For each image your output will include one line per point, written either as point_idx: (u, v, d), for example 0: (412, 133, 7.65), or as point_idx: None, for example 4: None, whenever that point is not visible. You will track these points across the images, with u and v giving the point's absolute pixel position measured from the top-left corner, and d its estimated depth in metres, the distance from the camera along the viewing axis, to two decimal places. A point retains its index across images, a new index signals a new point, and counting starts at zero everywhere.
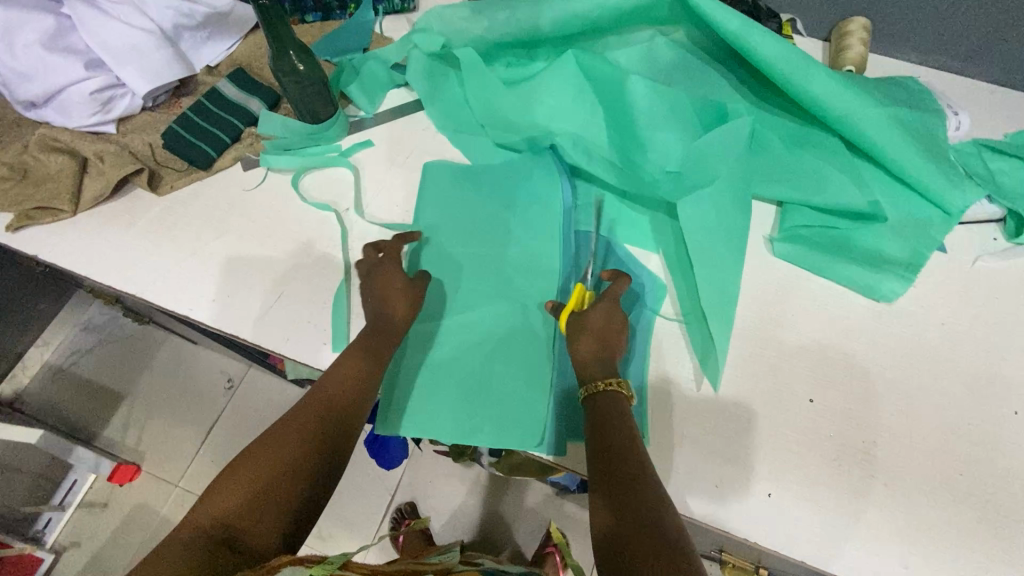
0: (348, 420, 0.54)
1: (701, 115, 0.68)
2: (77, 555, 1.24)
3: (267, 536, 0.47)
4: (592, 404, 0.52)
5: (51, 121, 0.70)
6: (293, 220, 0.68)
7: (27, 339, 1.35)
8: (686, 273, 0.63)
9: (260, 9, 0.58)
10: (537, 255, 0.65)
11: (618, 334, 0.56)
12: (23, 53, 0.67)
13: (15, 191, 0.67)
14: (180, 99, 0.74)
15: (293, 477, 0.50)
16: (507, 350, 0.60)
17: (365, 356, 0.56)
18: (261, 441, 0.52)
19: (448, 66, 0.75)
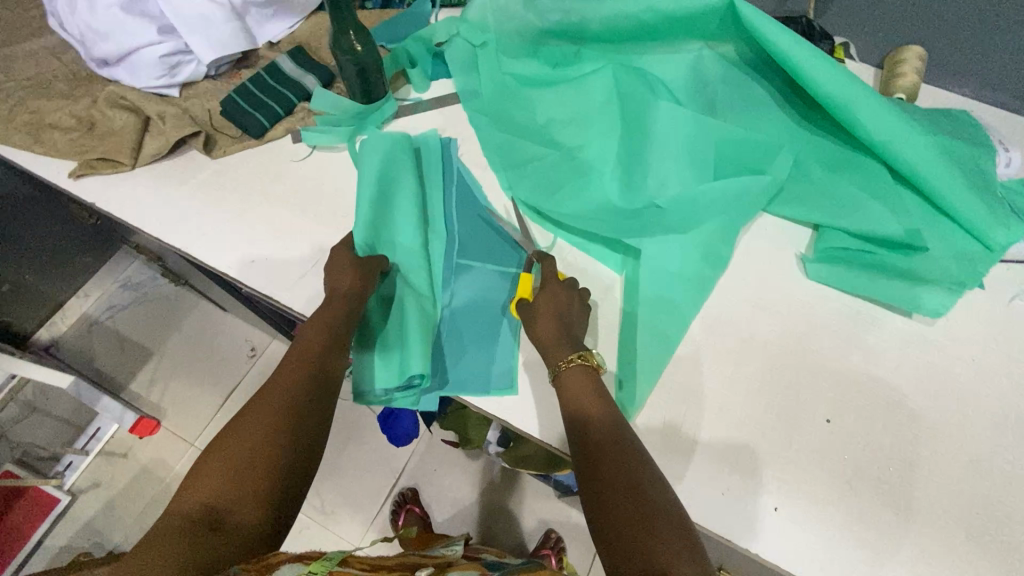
0: (320, 395, 0.55)
1: (721, 131, 0.66)
2: (92, 501, 1.29)
3: (256, 517, 0.47)
4: (562, 385, 0.54)
5: (121, 80, 0.74)
6: (332, 192, 0.70)
7: (70, 288, 1.42)
8: (664, 295, 0.60)
9: None
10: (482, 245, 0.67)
11: (571, 312, 0.58)
12: (103, 14, 0.71)
13: (81, 141, 0.71)
14: (241, 70, 0.77)
15: (275, 458, 0.50)
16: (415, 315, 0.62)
17: (325, 333, 0.58)
18: (240, 421, 0.52)
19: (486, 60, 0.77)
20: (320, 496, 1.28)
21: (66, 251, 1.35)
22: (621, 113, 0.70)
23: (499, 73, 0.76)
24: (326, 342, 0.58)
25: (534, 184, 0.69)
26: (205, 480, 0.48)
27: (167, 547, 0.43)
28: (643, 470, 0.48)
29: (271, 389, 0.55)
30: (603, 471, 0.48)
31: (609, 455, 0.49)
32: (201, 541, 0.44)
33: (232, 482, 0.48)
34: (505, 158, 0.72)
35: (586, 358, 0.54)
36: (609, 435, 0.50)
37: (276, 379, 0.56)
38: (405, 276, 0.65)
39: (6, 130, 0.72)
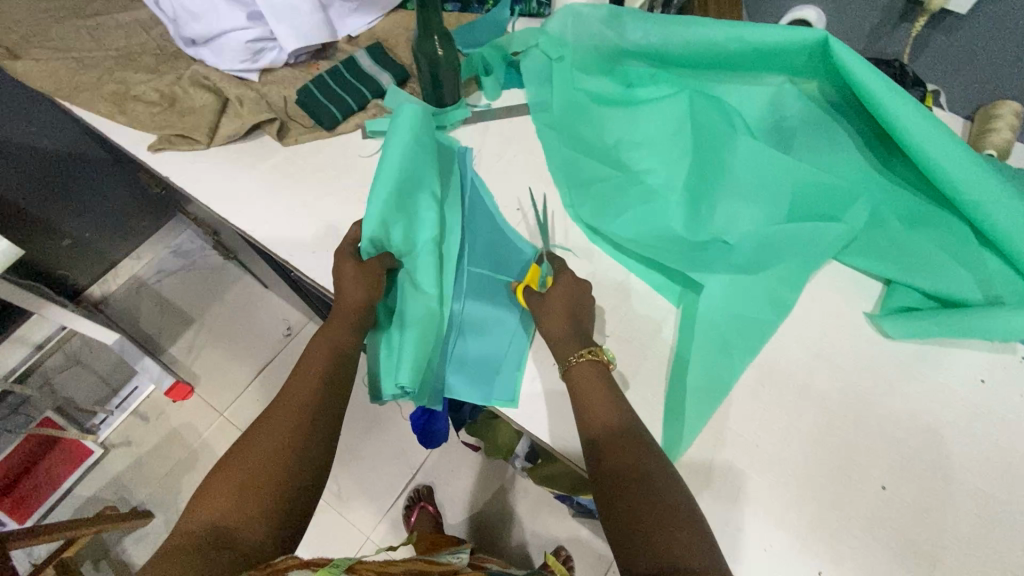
0: (327, 412, 0.56)
1: (795, 173, 0.64)
2: (122, 456, 1.33)
3: (262, 533, 0.48)
4: (572, 376, 0.55)
5: (206, 61, 0.76)
6: None
7: (124, 250, 1.46)
8: (721, 335, 0.58)
9: None
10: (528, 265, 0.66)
11: (577, 310, 0.59)
12: None
13: (162, 116, 0.73)
14: (318, 61, 0.79)
15: (281, 475, 0.51)
16: (420, 318, 0.61)
17: (331, 350, 0.59)
18: (247, 443, 0.53)
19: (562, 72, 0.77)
20: (337, 482, 1.29)
21: (126, 214, 1.40)
22: (695, 141, 0.69)
23: (574, 87, 0.75)
24: (334, 361, 0.59)
25: (596, 205, 0.68)
26: (214, 501, 0.49)
27: (174, 563, 0.44)
28: (663, 473, 0.48)
29: (278, 407, 0.56)
30: (624, 473, 0.48)
31: (628, 457, 0.49)
32: (208, 557, 0.45)
33: (238, 502, 0.49)
34: (570, 175, 0.71)
35: (596, 355, 0.55)
36: (625, 439, 0.50)
37: (284, 397, 0.57)
38: (411, 278, 0.64)
39: (93, 98, 0.75)
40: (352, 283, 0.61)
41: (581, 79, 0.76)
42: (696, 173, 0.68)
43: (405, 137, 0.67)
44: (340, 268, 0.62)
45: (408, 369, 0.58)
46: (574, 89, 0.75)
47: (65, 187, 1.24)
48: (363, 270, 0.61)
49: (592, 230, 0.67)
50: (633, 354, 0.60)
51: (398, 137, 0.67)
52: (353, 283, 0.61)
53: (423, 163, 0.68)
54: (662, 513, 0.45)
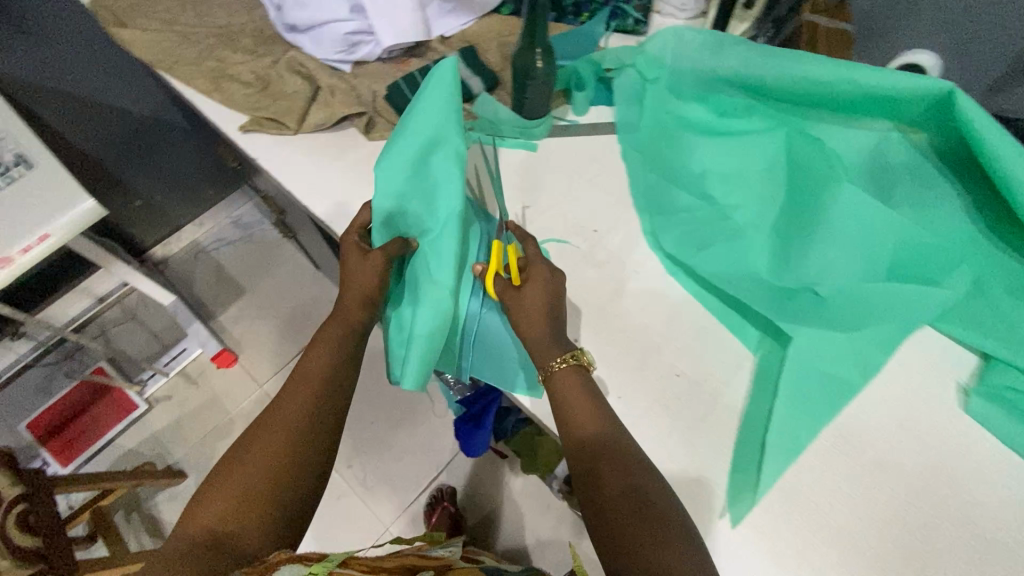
0: (325, 414, 0.57)
1: (894, 226, 0.60)
2: (163, 414, 1.36)
3: (258, 535, 0.51)
4: (552, 384, 0.55)
5: (303, 48, 0.77)
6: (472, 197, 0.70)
7: (189, 215, 1.51)
8: (803, 389, 0.55)
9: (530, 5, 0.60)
10: (602, 290, 0.64)
11: (553, 309, 0.57)
12: None
13: (255, 98, 0.74)
14: (410, 58, 0.79)
15: (275, 478, 0.53)
16: (431, 302, 0.61)
17: (332, 351, 0.60)
18: (247, 440, 0.55)
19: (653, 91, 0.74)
20: (364, 469, 1.30)
21: (196, 182, 1.44)
22: (788, 181, 0.66)
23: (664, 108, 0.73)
24: (334, 356, 0.60)
25: (677, 234, 0.66)
26: (211, 500, 0.52)
27: (177, 562, 0.48)
28: (653, 482, 0.50)
29: (272, 407, 0.57)
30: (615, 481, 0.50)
31: (619, 464, 0.51)
32: (211, 560, 0.49)
33: (235, 505, 0.52)
34: (653, 200, 0.69)
35: (578, 359, 0.56)
36: (608, 450, 0.52)
37: (282, 398, 0.58)
38: (423, 269, 0.63)
39: (192, 73, 0.76)
40: (355, 274, 0.63)
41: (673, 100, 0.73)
42: (785, 216, 0.65)
43: (419, 119, 0.65)
44: (346, 259, 0.64)
45: (424, 370, 0.61)
46: (664, 110, 0.73)
47: (147, 150, 1.29)
48: (364, 259, 0.62)
49: (674, 261, 0.65)
50: (704, 399, 0.57)
51: (413, 118, 0.65)
52: (357, 271, 0.63)
53: (442, 144, 0.64)
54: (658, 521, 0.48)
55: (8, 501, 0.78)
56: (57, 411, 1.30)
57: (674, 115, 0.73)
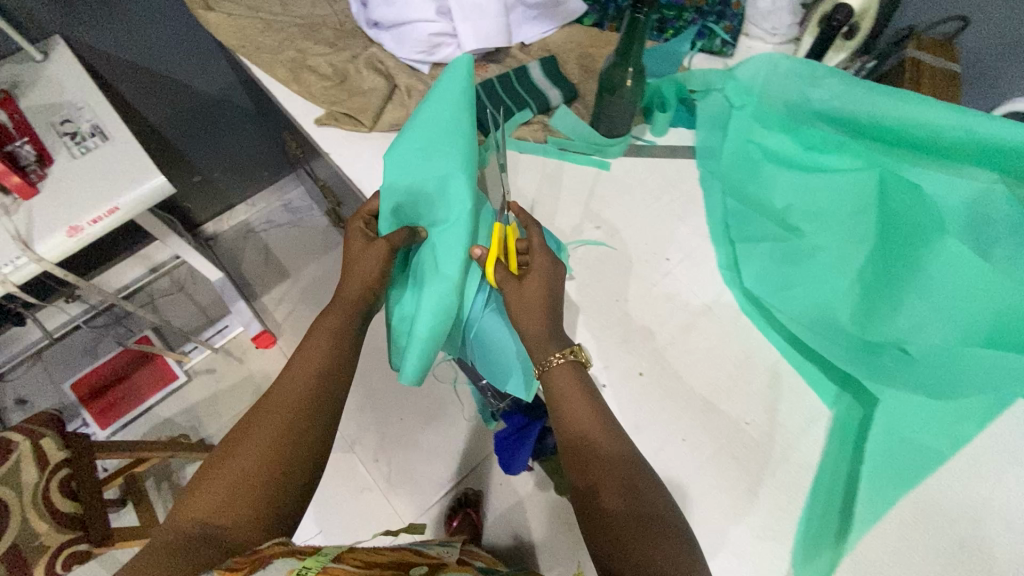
0: (321, 406, 0.55)
1: (1000, 287, 0.54)
2: (201, 387, 1.39)
3: (247, 528, 0.49)
4: (548, 380, 0.55)
5: (385, 45, 0.76)
6: (543, 213, 0.69)
7: (243, 195, 1.53)
8: (887, 454, 0.53)
9: (630, 25, 0.57)
10: (672, 324, 0.62)
11: (547, 304, 0.57)
12: None
13: (332, 92, 0.74)
14: (488, 63, 0.78)
15: (269, 468, 0.51)
16: (432, 298, 0.61)
17: (330, 342, 0.58)
18: (240, 431, 0.53)
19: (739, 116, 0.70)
20: (390, 466, 1.31)
21: (253, 163, 1.46)
22: (882, 224, 0.60)
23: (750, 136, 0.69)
24: (333, 344, 0.58)
25: (755, 274, 0.63)
26: (201, 493, 0.50)
27: (162, 557, 0.46)
28: (650, 484, 0.50)
29: (267, 396, 0.55)
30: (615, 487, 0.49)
31: (620, 468, 0.50)
32: (203, 552, 0.47)
33: (226, 498, 0.50)
34: (732, 235, 0.66)
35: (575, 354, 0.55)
36: (608, 461, 0.50)
37: (276, 390, 0.56)
38: (428, 262, 0.63)
39: (273, 62, 0.77)
40: (356, 262, 0.61)
41: (760, 125, 0.69)
42: (876, 263, 0.60)
43: (432, 113, 0.65)
44: (348, 247, 0.62)
45: (425, 365, 0.62)
46: (748, 138, 0.69)
47: (210, 128, 1.31)
48: (366, 248, 0.61)
49: (754, 298, 0.63)
50: (775, 452, 0.55)
51: (428, 110, 0.65)
52: (358, 260, 0.61)
53: (456, 137, 0.64)
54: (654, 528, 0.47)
55: (51, 464, 0.80)
56: (103, 373, 1.34)
57: (759, 143, 0.68)
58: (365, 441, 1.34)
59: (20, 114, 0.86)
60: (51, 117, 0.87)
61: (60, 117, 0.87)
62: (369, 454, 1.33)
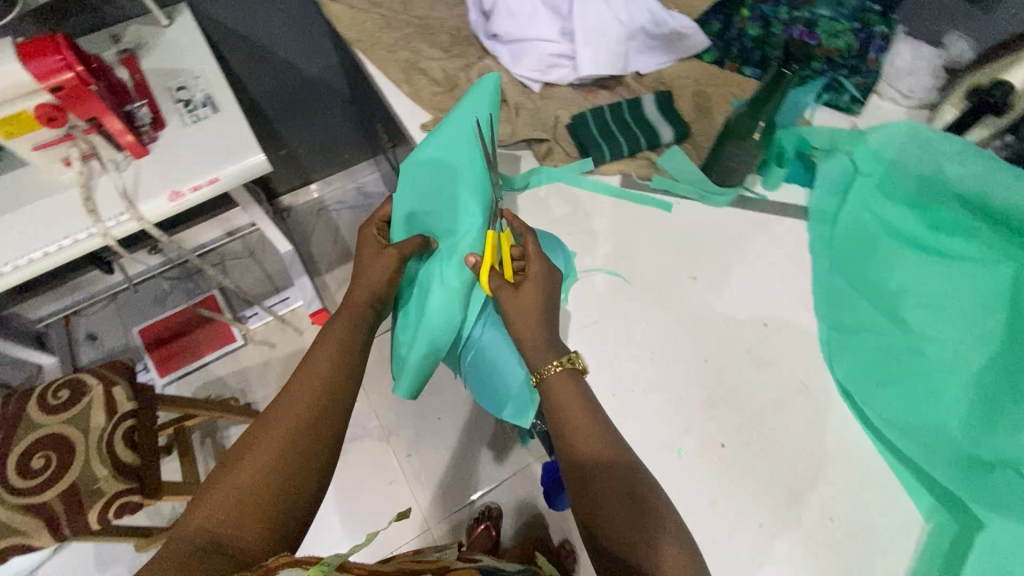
0: (329, 414, 0.53)
1: None
2: (254, 354, 1.41)
3: (256, 538, 0.46)
4: (543, 389, 0.54)
5: (499, 58, 0.75)
6: (639, 253, 0.66)
7: (321, 173, 1.57)
8: None
9: (774, 82, 0.55)
10: (761, 396, 0.59)
11: (535, 312, 0.56)
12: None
13: (441, 98, 0.74)
14: (599, 89, 0.75)
15: (282, 473, 0.48)
16: (431, 313, 0.65)
17: (340, 349, 0.57)
18: (251, 438, 0.51)
19: (857, 185, 0.65)
20: (421, 463, 1.30)
21: (336, 145, 1.50)
22: (1002, 329, 0.55)
23: (867, 208, 0.64)
24: (346, 349, 0.57)
25: (850, 360, 0.59)
26: (208, 505, 0.47)
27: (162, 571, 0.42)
28: (656, 494, 0.48)
29: (279, 401, 0.53)
30: (608, 502, 0.47)
31: (612, 477, 0.48)
32: (198, 564, 0.43)
33: (235, 507, 0.46)
34: (831, 314, 0.61)
35: (571, 361, 0.54)
36: (609, 473, 0.49)
37: (282, 397, 0.53)
38: (431, 274, 0.66)
39: (388, 60, 0.77)
40: (365, 268, 0.63)
41: (878, 198, 0.64)
42: (993, 371, 0.54)
43: (452, 130, 0.68)
44: (360, 253, 0.65)
45: (420, 377, 0.67)
46: (864, 210, 0.64)
47: (304, 107, 1.34)
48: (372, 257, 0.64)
49: (846, 392, 0.58)
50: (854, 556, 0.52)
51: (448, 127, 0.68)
52: (368, 266, 0.64)
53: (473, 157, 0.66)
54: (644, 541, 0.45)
55: (119, 414, 0.83)
56: (169, 324, 1.40)
57: (874, 218, 0.64)
58: (401, 434, 1.33)
59: (141, 77, 0.90)
60: (168, 82, 0.91)
61: (176, 84, 0.91)
62: (402, 448, 1.31)
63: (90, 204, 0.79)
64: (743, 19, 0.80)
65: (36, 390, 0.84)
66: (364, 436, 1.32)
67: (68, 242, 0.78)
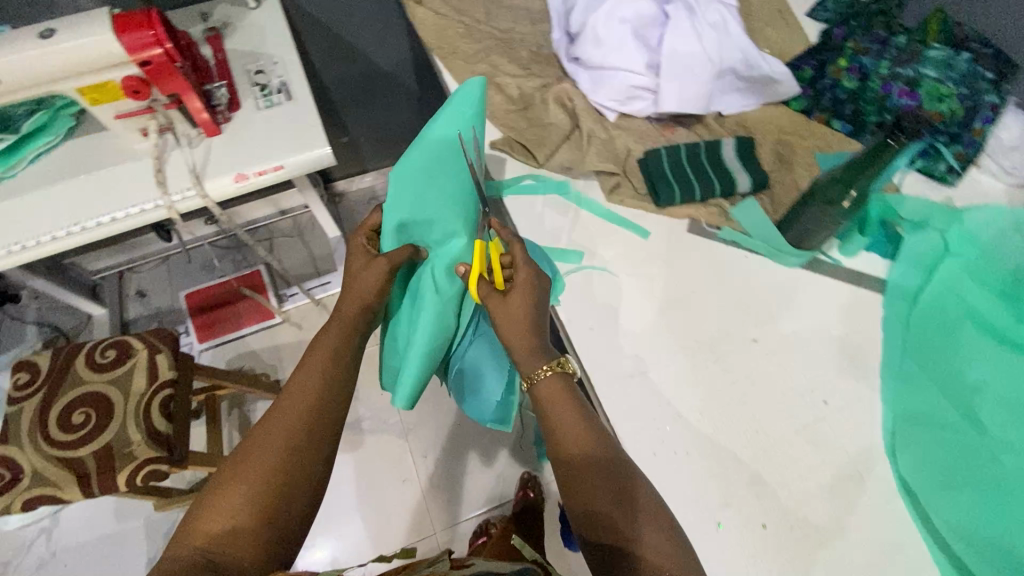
0: (320, 431, 0.52)
1: None
2: (290, 333, 1.41)
3: (252, 554, 0.45)
4: (536, 393, 0.53)
5: (578, 83, 0.73)
6: (700, 304, 0.63)
7: (377, 163, 1.58)
8: None
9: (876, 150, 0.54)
10: (812, 481, 0.55)
11: (524, 321, 0.55)
12: (610, 23, 0.68)
13: (513, 118, 0.73)
14: (676, 125, 0.72)
15: (277, 489, 0.48)
16: (423, 324, 0.62)
17: (330, 363, 0.56)
18: (244, 452, 0.50)
19: (947, 263, 0.60)
20: (435, 466, 1.28)
21: (396, 138, 1.50)
22: None
23: (956, 290, 0.59)
24: (338, 361, 0.57)
25: (916, 454, 0.55)
26: (201, 524, 0.46)
27: None
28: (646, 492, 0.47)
29: (271, 416, 0.52)
30: (591, 489, 0.47)
31: (600, 470, 0.48)
32: None
33: (230, 526, 0.46)
34: (900, 399, 0.58)
35: (560, 366, 0.53)
36: (601, 471, 0.48)
37: (274, 413, 0.52)
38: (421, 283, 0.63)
39: (465, 71, 0.76)
40: (354, 278, 0.61)
41: (970, 281, 0.59)
42: None
43: (439, 134, 0.64)
44: (349, 263, 0.63)
45: (417, 391, 0.64)
46: (952, 292, 0.59)
47: (371, 98, 1.36)
48: (360, 270, 0.61)
49: (907, 489, 0.54)
50: None
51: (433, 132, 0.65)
52: (357, 276, 0.61)
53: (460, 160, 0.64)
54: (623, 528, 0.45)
55: (158, 383, 0.85)
56: (213, 292, 1.44)
57: (964, 301, 0.58)
58: (420, 434, 1.31)
59: (224, 57, 0.92)
60: (248, 65, 0.93)
61: (255, 67, 0.92)
62: (418, 449, 1.30)
63: (161, 176, 0.81)
64: (838, 70, 0.76)
65: (86, 346, 0.87)
66: (383, 430, 1.32)
67: (137, 210, 0.81)
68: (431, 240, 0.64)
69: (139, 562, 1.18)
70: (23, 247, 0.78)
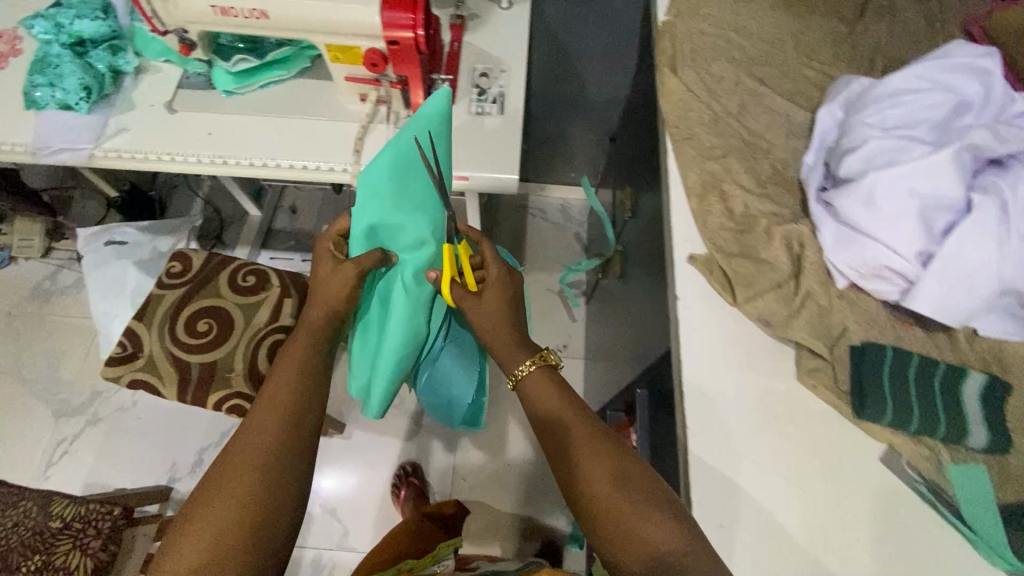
0: (297, 440, 0.50)
1: None
2: None
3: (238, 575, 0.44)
4: (524, 391, 0.56)
5: (820, 231, 0.62)
6: (856, 551, 0.52)
7: (540, 176, 1.54)
8: None
9: None
10: None
11: (495, 322, 0.59)
12: (899, 187, 0.56)
13: (726, 239, 0.64)
14: (914, 324, 0.60)
15: (259, 497, 0.47)
16: (393, 331, 0.64)
17: (302, 372, 0.54)
18: (221, 469, 0.48)
19: None
20: (469, 495, 1.25)
21: (570, 161, 1.46)
22: None
23: None
24: (316, 362, 0.55)
25: None
26: (183, 552, 0.44)
27: None
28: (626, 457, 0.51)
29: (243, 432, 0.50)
30: (583, 464, 0.51)
31: (583, 441, 0.52)
32: None
33: (213, 551, 0.44)
34: None
35: (544, 359, 0.57)
36: (583, 441, 0.52)
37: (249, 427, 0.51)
38: (393, 291, 0.63)
39: (695, 167, 0.69)
40: (319, 288, 0.59)
41: None
42: None
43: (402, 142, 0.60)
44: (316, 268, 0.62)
45: (390, 398, 0.68)
46: None
47: (565, 119, 1.32)
48: (324, 280, 0.60)
49: None
50: None
51: (394, 140, 0.61)
52: (322, 286, 0.59)
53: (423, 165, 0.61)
54: (630, 488, 0.49)
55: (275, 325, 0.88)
56: None
57: None
58: (468, 455, 1.29)
59: (458, 48, 0.91)
60: (476, 63, 0.91)
61: (482, 68, 0.91)
62: (461, 469, 1.27)
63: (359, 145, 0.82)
64: None
65: (234, 264, 0.93)
66: (438, 435, 1.31)
67: (323, 166, 0.82)
68: (399, 248, 0.62)
69: (193, 447, 1.28)
70: (224, 161, 0.83)
